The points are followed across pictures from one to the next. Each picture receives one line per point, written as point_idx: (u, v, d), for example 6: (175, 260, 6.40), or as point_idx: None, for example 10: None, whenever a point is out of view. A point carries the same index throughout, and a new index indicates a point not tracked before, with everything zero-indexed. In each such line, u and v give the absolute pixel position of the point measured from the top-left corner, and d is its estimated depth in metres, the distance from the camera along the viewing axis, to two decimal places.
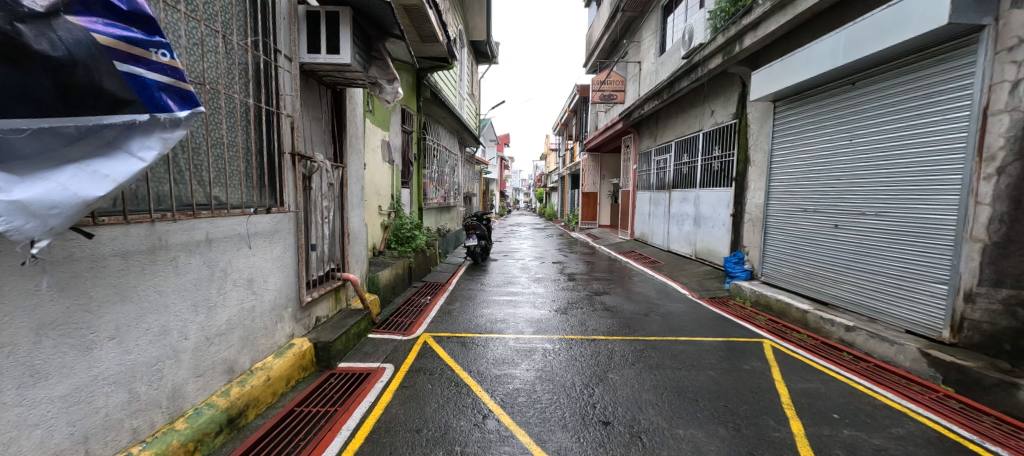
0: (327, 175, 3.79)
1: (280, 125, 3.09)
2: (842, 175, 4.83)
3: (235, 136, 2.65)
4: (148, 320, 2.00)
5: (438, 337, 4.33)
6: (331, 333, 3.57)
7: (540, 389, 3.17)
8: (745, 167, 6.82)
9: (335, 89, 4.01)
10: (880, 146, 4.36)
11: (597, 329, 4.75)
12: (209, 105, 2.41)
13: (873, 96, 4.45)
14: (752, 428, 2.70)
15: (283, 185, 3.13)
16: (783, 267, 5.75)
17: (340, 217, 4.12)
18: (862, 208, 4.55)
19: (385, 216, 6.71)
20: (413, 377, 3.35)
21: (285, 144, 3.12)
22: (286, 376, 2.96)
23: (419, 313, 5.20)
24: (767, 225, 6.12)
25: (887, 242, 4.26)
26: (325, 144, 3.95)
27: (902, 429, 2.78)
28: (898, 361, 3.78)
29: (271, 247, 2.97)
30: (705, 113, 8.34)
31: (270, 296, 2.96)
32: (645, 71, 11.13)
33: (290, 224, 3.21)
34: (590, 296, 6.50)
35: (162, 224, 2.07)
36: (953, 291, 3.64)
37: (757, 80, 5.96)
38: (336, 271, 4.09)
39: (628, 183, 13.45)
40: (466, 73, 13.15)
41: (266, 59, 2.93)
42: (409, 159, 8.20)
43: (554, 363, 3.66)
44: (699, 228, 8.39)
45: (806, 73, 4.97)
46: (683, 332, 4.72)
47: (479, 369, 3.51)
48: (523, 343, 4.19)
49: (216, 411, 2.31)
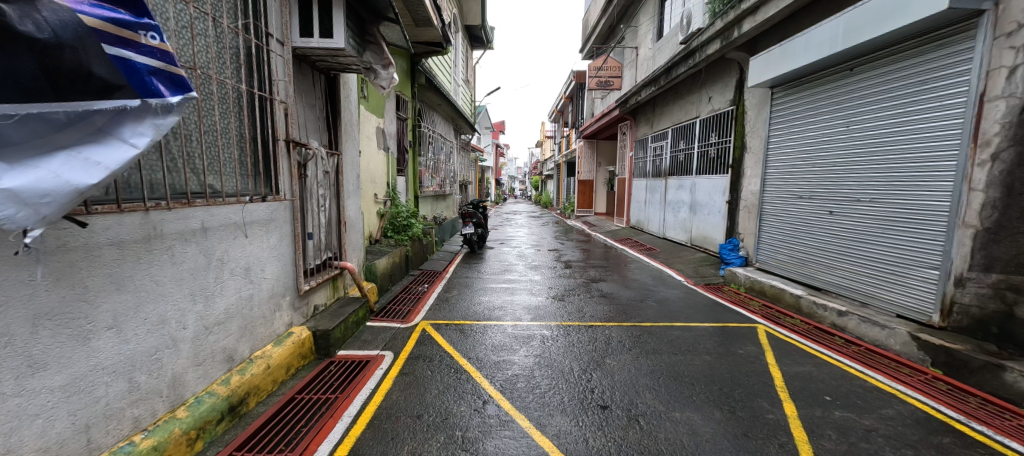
0: (322, 163, 3.75)
1: (274, 112, 3.02)
2: (837, 162, 4.85)
3: (230, 123, 2.59)
4: (146, 309, 1.99)
5: (437, 324, 4.35)
6: (330, 321, 3.58)
7: (540, 374, 3.21)
8: (742, 153, 6.82)
9: (329, 74, 3.95)
10: (876, 132, 4.37)
11: (594, 316, 4.79)
12: (202, 92, 2.36)
13: (871, 83, 4.43)
14: (747, 410, 2.75)
15: (278, 172, 3.07)
16: (778, 253, 5.80)
17: (336, 205, 4.08)
18: (856, 194, 4.58)
19: (382, 204, 6.67)
20: (412, 364, 3.36)
21: (279, 131, 3.05)
22: (285, 365, 2.97)
23: (416, 301, 5.22)
24: (763, 212, 6.15)
25: (881, 227, 4.30)
26: (320, 131, 3.90)
27: (892, 410, 2.84)
28: (889, 344, 3.86)
29: (267, 235, 2.94)
30: (703, 99, 8.27)
31: (267, 285, 2.95)
32: (642, 57, 11.05)
33: (287, 212, 3.18)
34: (587, 283, 6.54)
35: (157, 213, 2.04)
36: (944, 276, 3.69)
37: (756, 65, 5.91)
38: (334, 259, 4.07)
39: (624, 170, 13.44)
40: (461, 59, 13.04)
41: (258, 42, 2.86)
42: (404, 146, 8.13)
43: (552, 350, 3.69)
44: (695, 215, 8.41)
45: (804, 59, 4.95)
46: (679, 319, 4.77)
47: (478, 356, 3.54)
48: (521, 330, 4.22)
49: (217, 400, 2.32)
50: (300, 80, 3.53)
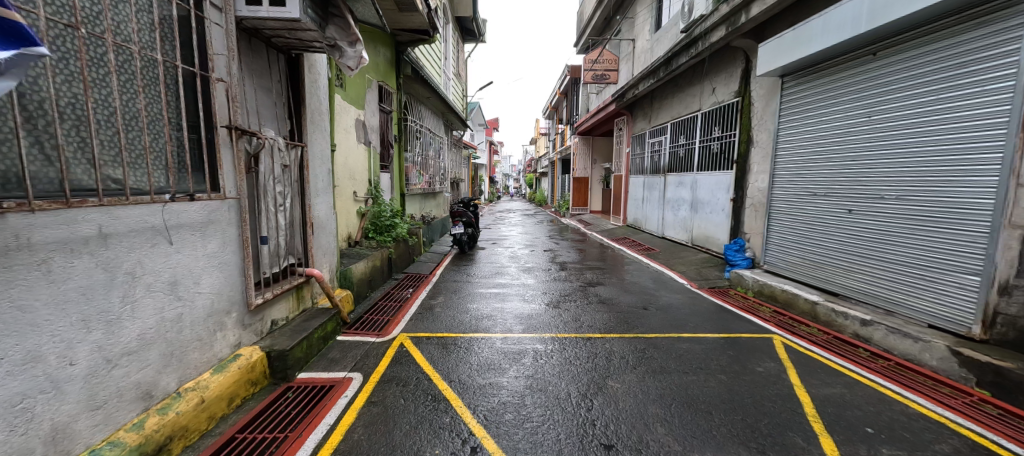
0: (282, 155, 3.22)
1: (213, 93, 2.51)
2: (857, 155, 4.44)
3: (136, 98, 2.04)
4: (5, 344, 1.53)
5: (417, 338, 3.88)
6: (289, 339, 3.08)
7: (531, 402, 2.75)
8: (748, 148, 6.40)
9: (289, 55, 3.45)
10: (902, 121, 3.97)
11: (593, 326, 4.33)
12: (87, 55, 1.83)
13: (897, 68, 4.02)
14: (778, 449, 2.31)
15: (219, 165, 2.55)
16: (788, 255, 5.41)
17: (300, 204, 3.58)
18: (880, 191, 4.17)
19: (362, 203, 6.19)
20: (384, 389, 2.90)
21: (218, 115, 2.53)
22: (227, 395, 2.49)
23: (397, 310, 4.73)
24: (772, 210, 5.76)
25: (909, 226, 3.89)
26: (277, 118, 3.37)
27: (947, 446, 2.41)
28: (923, 359, 3.46)
29: (204, 241, 2.43)
30: (706, 91, 7.81)
31: (204, 302, 2.44)
32: (639, 49, 10.61)
33: (233, 213, 2.66)
34: (583, 287, 6.08)
35: (18, 215, 1.55)
36: (987, 283, 3.30)
37: (766, 51, 5.47)
38: (297, 266, 3.57)
39: (620, 167, 13.02)
40: (452, 52, 12.66)
41: (188, 6, 2.34)
42: (389, 140, 7.62)
43: (546, 369, 3.24)
44: (696, 214, 8.00)
45: (823, 43, 4.52)
46: (686, 328, 4.33)
47: (461, 379, 3.07)
48: (511, 344, 3.76)
49: (122, 452, 1.83)
50: (248, 58, 3.01)
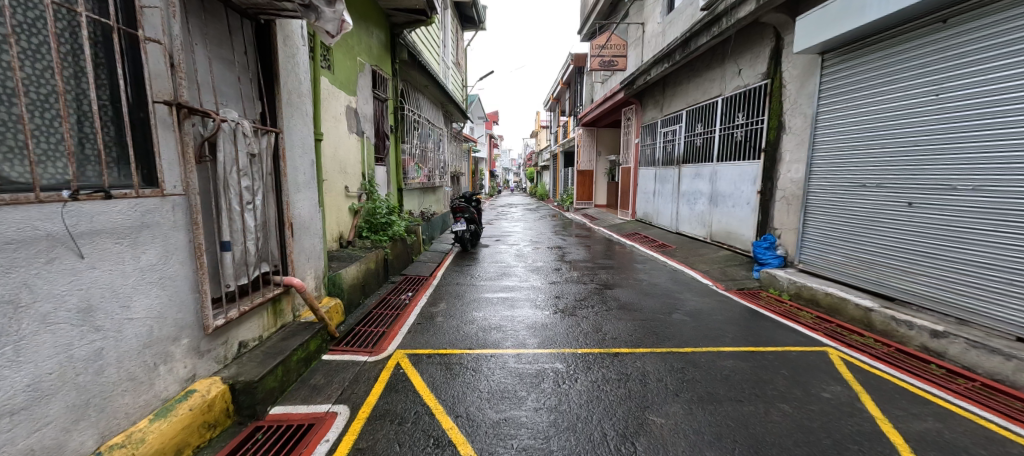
0: (249, 142, 2.63)
1: (141, 57, 1.92)
2: (919, 139, 3.85)
3: (10, 57, 1.49)
4: None
5: (416, 356, 3.32)
6: (260, 365, 2.53)
7: (558, 447, 2.20)
8: (780, 135, 5.80)
9: (257, 20, 2.85)
10: (980, 98, 3.40)
11: (618, 338, 3.77)
12: None
13: (977, 36, 3.44)
14: None
15: (156, 153, 1.98)
16: (829, 254, 4.83)
17: (275, 201, 3.00)
18: (951, 180, 3.59)
19: (355, 199, 5.60)
20: (375, 430, 2.34)
21: (150, 86, 1.94)
22: (172, 448, 1.93)
23: (394, 320, 4.16)
24: (809, 204, 5.17)
25: (991, 221, 3.32)
26: (242, 98, 2.78)
27: None
28: (1019, 381, 2.90)
29: (136, 253, 1.87)
30: (729, 74, 7.19)
31: (137, 331, 1.88)
32: (650, 33, 9.97)
33: (179, 215, 2.09)
34: (599, 290, 5.51)
35: None
36: None
37: (803, 26, 4.87)
38: (273, 275, 2.99)
39: (629, 159, 12.41)
40: (451, 38, 11.98)
41: None
42: (385, 130, 7.01)
43: (571, 398, 2.69)
44: (717, 207, 7.41)
45: (879, 11, 3.92)
46: (724, 341, 3.76)
47: (469, 413, 2.51)
48: (526, 363, 3.21)
49: None
50: (197, 21, 2.42)
